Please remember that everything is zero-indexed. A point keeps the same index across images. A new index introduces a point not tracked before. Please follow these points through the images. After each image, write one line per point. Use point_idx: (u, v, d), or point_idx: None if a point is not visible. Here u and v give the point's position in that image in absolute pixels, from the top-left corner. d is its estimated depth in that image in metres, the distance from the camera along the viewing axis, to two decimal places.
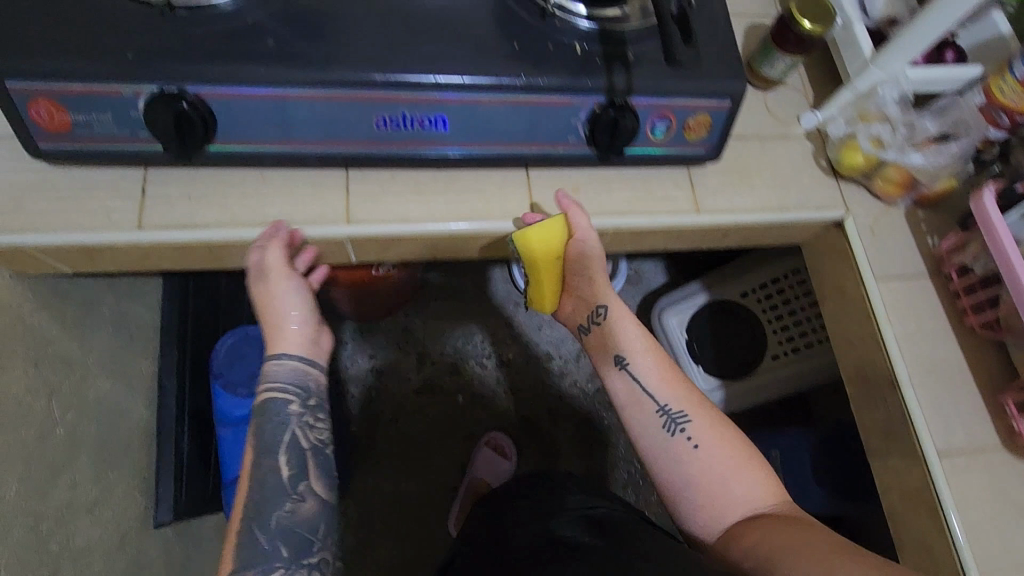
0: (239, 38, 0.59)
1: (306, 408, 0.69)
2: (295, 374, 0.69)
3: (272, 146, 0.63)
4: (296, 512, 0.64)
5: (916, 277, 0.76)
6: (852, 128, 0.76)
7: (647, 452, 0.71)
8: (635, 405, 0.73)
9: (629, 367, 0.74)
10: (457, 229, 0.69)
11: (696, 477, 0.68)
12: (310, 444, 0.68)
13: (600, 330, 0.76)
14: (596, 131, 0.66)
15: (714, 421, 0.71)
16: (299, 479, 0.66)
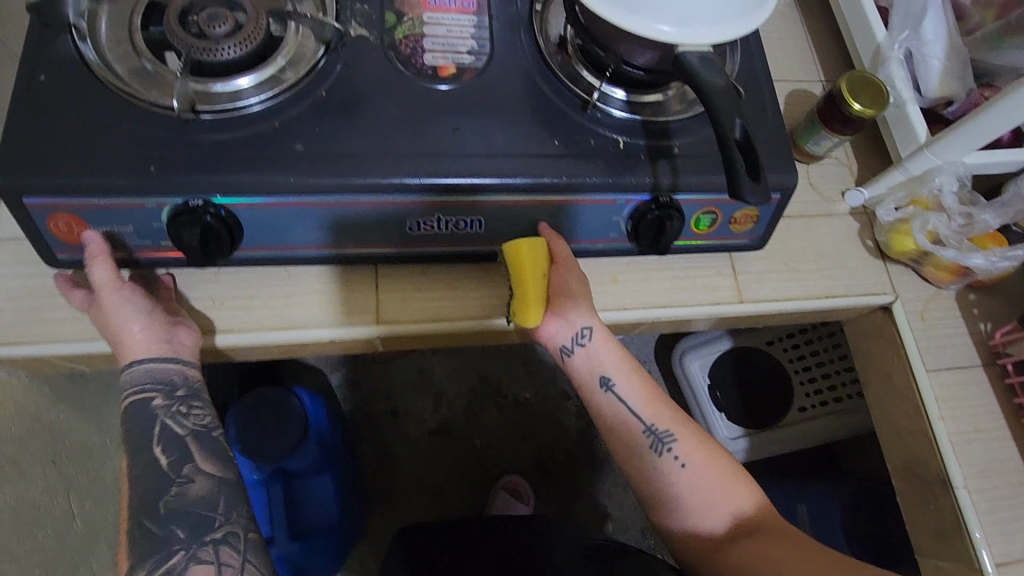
0: (267, 143, 0.56)
1: (174, 399, 0.57)
2: (152, 372, 0.56)
3: (303, 250, 0.61)
4: (183, 495, 0.54)
5: (969, 368, 0.72)
6: (904, 213, 0.72)
7: (635, 472, 0.64)
8: (620, 427, 0.64)
9: (615, 389, 0.63)
10: (491, 326, 0.66)
11: (684, 497, 0.63)
12: (190, 430, 0.57)
13: (585, 356, 0.62)
14: (639, 230, 0.63)
15: (699, 437, 0.64)
16: (182, 461, 0.55)
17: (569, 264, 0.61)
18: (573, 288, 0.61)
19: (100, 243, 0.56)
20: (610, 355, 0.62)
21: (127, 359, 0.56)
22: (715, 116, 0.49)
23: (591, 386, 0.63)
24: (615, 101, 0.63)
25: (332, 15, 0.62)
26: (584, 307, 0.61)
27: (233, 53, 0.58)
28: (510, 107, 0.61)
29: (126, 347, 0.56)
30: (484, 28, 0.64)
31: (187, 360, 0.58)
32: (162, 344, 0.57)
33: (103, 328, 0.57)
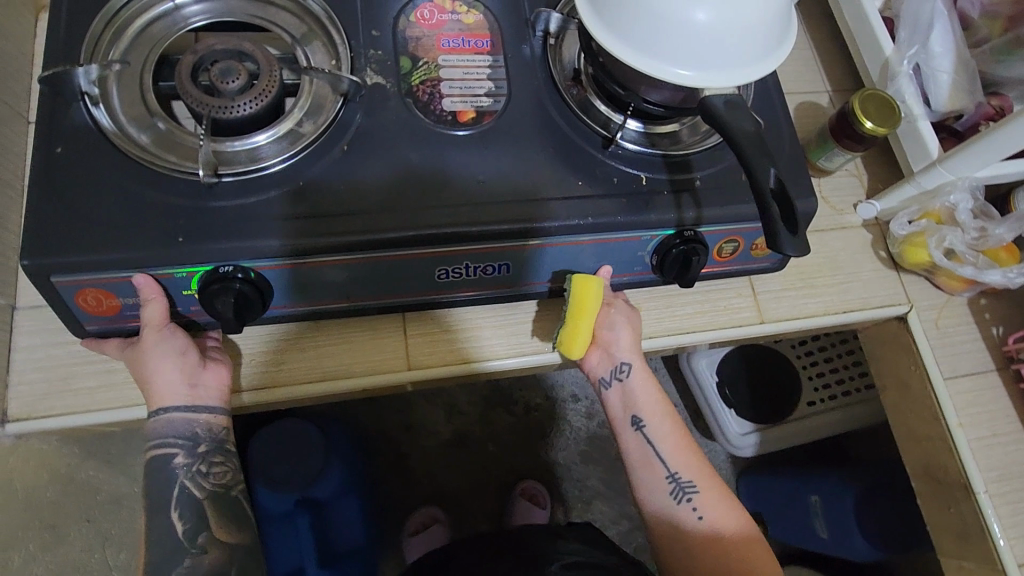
0: (292, 202, 0.55)
1: (196, 456, 0.55)
2: (177, 423, 0.55)
3: (331, 303, 0.61)
4: (197, 566, 0.53)
5: (984, 373, 0.74)
6: (918, 227, 0.73)
7: (651, 517, 0.64)
8: (644, 468, 0.63)
9: (646, 429, 0.63)
10: (503, 365, 0.67)
11: (697, 553, 0.61)
12: (208, 492, 0.55)
13: (621, 391, 0.64)
14: (664, 264, 0.62)
15: (722, 492, 0.63)
16: (198, 531, 0.54)
17: (618, 306, 0.64)
18: (620, 326, 0.64)
19: (152, 285, 0.53)
20: (646, 392, 0.64)
21: (154, 407, 0.55)
22: (748, 165, 0.50)
23: (624, 421, 0.64)
24: (628, 134, 0.63)
25: (347, 64, 0.61)
26: (625, 345, 0.63)
27: (248, 109, 0.56)
28: (532, 149, 0.61)
29: (156, 394, 0.55)
30: (500, 68, 0.64)
31: (212, 411, 0.56)
32: (187, 396, 0.55)
33: (133, 372, 0.56)
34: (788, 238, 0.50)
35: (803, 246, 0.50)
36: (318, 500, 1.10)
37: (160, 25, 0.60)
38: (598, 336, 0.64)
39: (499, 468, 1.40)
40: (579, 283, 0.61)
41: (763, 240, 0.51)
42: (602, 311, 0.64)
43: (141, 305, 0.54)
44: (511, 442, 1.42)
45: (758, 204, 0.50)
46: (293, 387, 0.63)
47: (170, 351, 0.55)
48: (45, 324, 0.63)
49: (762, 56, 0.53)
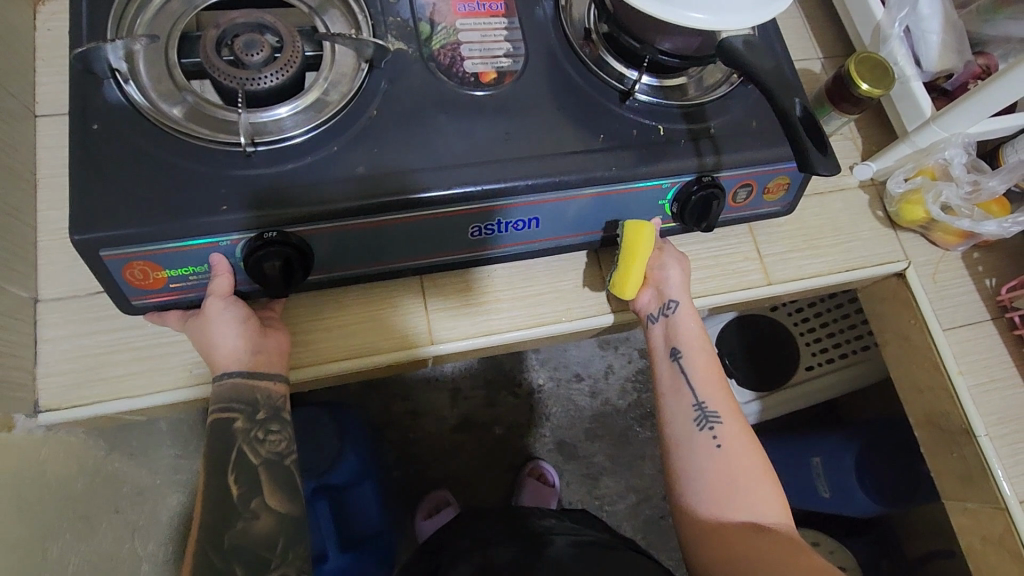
0: (324, 168, 0.56)
1: (254, 423, 0.56)
2: (240, 390, 0.56)
3: (366, 268, 0.62)
4: (246, 531, 0.53)
5: (981, 322, 0.78)
6: (913, 184, 0.76)
7: (670, 439, 0.66)
8: (673, 395, 0.66)
9: (682, 360, 0.67)
10: (511, 338, 0.69)
11: (709, 478, 0.62)
12: (263, 459, 0.56)
13: (665, 326, 0.68)
14: (684, 211, 0.65)
15: (745, 431, 0.64)
16: (252, 495, 0.55)
17: (671, 251, 0.69)
18: (671, 267, 0.68)
19: (224, 262, 0.56)
20: (693, 330, 0.67)
21: (218, 372, 0.56)
22: (774, 98, 0.57)
23: (662, 349, 0.68)
24: (641, 86, 0.65)
25: (368, 31, 0.62)
26: (675, 282, 0.68)
27: (273, 80, 0.57)
28: (553, 110, 0.62)
29: (221, 362, 0.57)
30: (516, 30, 0.65)
31: (274, 379, 0.58)
32: (250, 364, 0.57)
33: (199, 339, 0.57)
34: (818, 161, 0.56)
35: (832, 167, 0.57)
36: (336, 486, 1.11)
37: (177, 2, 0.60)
38: (649, 272, 0.69)
39: (506, 448, 1.42)
40: (630, 227, 0.64)
41: (798, 166, 0.57)
42: (653, 255, 0.69)
43: (212, 278, 0.56)
44: (517, 423, 1.43)
45: (787, 134, 0.56)
46: (324, 365, 0.65)
47: (236, 319, 0.57)
48: (74, 313, 0.63)
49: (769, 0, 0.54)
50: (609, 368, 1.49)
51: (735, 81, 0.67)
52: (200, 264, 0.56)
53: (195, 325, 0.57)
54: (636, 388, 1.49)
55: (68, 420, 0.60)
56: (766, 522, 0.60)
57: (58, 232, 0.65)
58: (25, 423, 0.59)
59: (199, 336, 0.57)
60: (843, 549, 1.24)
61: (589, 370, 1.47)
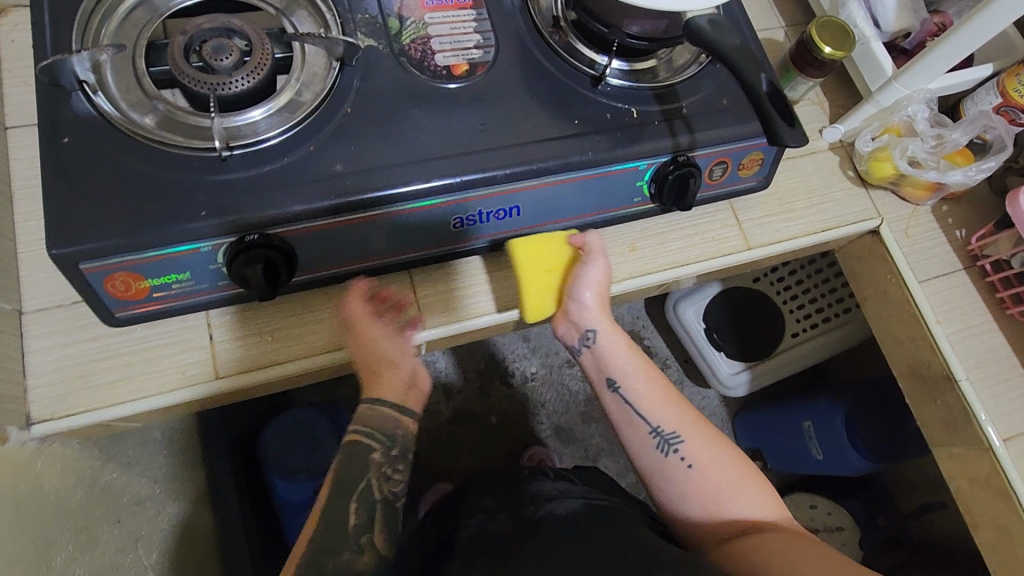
0: (305, 167, 0.57)
1: (388, 458, 0.62)
2: (387, 422, 0.62)
3: (350, 267, 0.63)
4: (353, 563, 0.57)
5: (954, 273, 0.80)
6: (881, 142, 0.78)
7: (643, 472, 0.67)
8: (628, 428, 0.68)
9: (622, 390, 0.68)
10: (484, 321, 0.69)
11: (693, 498, 0.64)
12: (382, 496, 0.61)
13: (593, 356, 0.69)
14: (663, 190, 0.66)
15: (706, 438, 0.67)
16: (364, 529, 0.59)
17: (595, 262, 0.66)
18: (582, 293, 0.66)
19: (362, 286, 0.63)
20: (620, 352, 0.69)
21: (372, 395, 0.62)
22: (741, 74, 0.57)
23: (601, 385, 0.69)
24: (611, 70, 0.66)
25: (337, 28, 0.61)
26: (594, 312, 0.67)
27: (244, 84, 0.58)
28: (527, 97, 0.63)
29: (380, 381, 0.63)
30: (485, 21, 0.65)
31: (410, 419, 0.64)
32: (402, 393, 0.63)
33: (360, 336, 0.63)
34: (788, 133, 0.59)
35: (799, 134, 0.61)
36: None
37: (143, 10, 0.60)
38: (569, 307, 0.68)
39: (505, 437, 1.43)
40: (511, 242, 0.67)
41: (769, 139, 0.60)
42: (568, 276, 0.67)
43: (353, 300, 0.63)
44: (512, 413, 1.45)
45: (759, 109, 0.59)
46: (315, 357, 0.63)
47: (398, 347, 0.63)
48: (59, 323, 0.61)
49: None
50: None
51: (704, 61, 0.68)
52: (182, 272, 0.56)
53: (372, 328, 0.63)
54: None
55: (67, 429, 0.58)
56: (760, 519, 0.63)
57: (36, 242, 0.63)
58: (19, 435, 0.57)
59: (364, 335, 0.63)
60: (839, 509, 1.33)
61: None
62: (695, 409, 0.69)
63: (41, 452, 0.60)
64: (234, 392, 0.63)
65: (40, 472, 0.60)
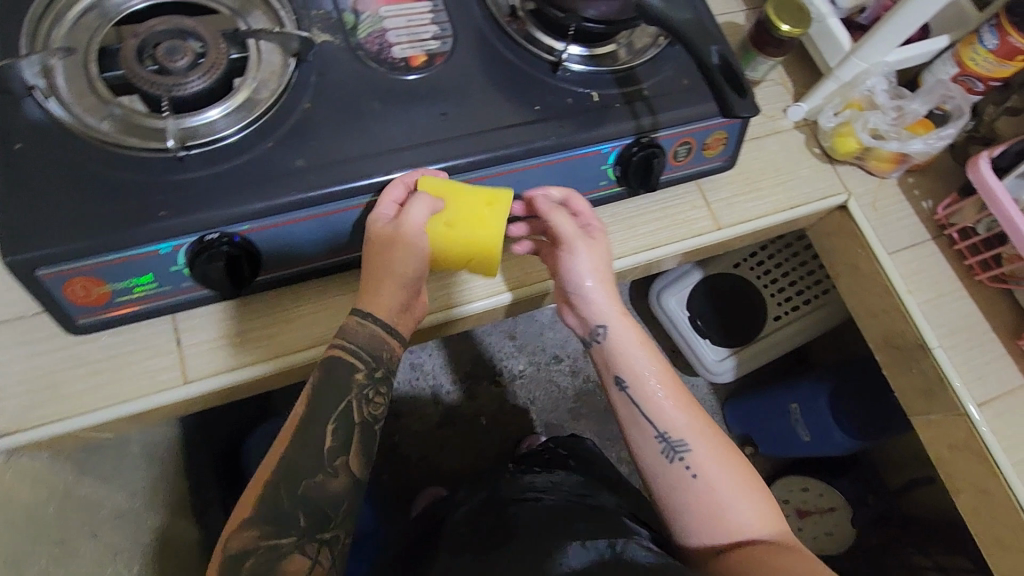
0: (265, 163, 0.56)
1: (371, 379, 0.60)
2: (369, 338, 0.59)
3: (316, 264, 0.62)
4: (324, 486, 0.58)
5: (922, 243, 0.81)
6: (843, 117, 0.79)
7: (647, 475, 0.66)
8: (634, 428, 0.66)
9: (630, 391, 0.66)
10: (475, 307, 0.70)
11: (694, 508, 0.63)
12: (361, 420, 0.60)
13: (603, 351, 0.67)
14: (628, 172, 0.67)
15: (714, 448, 0.65)
16: (339, 452, 0.59)
17: (581, 248, 0.63)
18: (586, 282, 0.64)
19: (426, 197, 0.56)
20: (630, 350, 0.66)
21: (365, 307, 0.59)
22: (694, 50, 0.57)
23: (609, 381, 0.67)
24: (571, 57, 0.66)
25: (292, 25, 0.61)
26: (598, 305, 0.65)
27: (199, 84, 0.57)
28: (488, 86, 0.63)
29: (380, 299, 0.58)
30: (441, 12, 0.65)
31: (397, 343, 0.61)
32: (395, 315, 0.60)
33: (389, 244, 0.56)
34: (739, 104, 0.64)
35: (752, 105, 0.64)
36: None
37: (93, 15, 0.59)
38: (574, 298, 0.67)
39: (495, 435, 1.43)
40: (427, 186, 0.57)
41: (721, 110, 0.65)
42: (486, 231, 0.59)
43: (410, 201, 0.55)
44: (502, 410, 1.44)
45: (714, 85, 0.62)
46: (285, 358, 0.62)
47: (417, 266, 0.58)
48: (22, 335, 0.60)
49: None
50: None
51: (662, 43, 0.69)
52: (143, 275, 0.55)
53: (408, 243, 0.56)
54: None
55: (33, 441, 0.57)
56: (755, 534, 0.62)
57: None
58: None
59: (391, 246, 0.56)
60: (831, 490, 1.33)
61: (567, 349, 1.49)
62: (705, 412, 0.67)
63: (8, 467, 0.59)
64: (205, 397, 0.62)
65: (9, 487, 0.59)
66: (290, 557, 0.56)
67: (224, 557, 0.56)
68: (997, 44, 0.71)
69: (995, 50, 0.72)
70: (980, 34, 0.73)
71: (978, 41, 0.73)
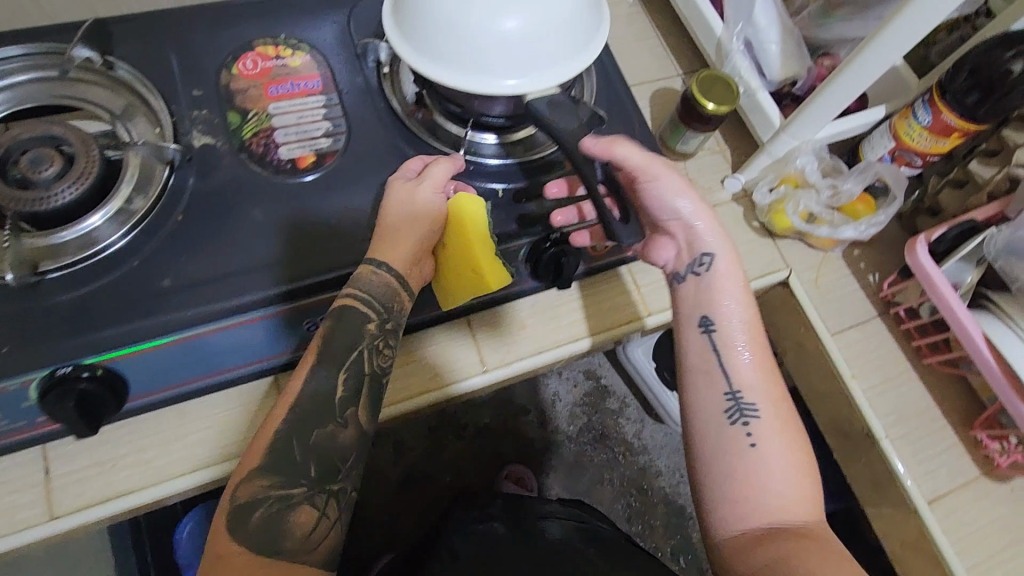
0: (131, 287, 0.53)
1: (382, 331, 0.56)
2: (374, 289, 0.55)
3: (200, 381, 0.59)
4: (334, 438, 0.53)
5: (868, 322, 0.77)
6: (778, 193, 0.75)
7: (695, 426, 0.61)
8: (704, 376, 0.61)
9: (714, 334, 0.61)
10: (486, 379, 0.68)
11: (738, 473, 0.57)
12: (371, 371, 0.56)
13: (695, 286, 0.62)
14: (538, 268, 0.62)
15: (783, 423, 0.59)
16: (352, 401, 0.55)
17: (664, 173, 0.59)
18: (704, 218, 0.61)
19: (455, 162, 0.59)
20: (727, 293, 0.62)
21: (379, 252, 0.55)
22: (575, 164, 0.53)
23: (691, 320, 0.62)
24: (486, 148, 0.63)
25: (170, 129, 0.58)
26: (709, 234, 0.61)
27: (69, 194, 0.53)
28: (385, 186, 0.60)
29: (397, 243, 0.55)
30: (336, 106, 0.62)
31: (409, 294, 0.58)
32: (409, 265, 0.57)
33: (403, 198, 0.56)
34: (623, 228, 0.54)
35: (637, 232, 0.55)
36: None
37: None
38: (666, 224, 0.63)
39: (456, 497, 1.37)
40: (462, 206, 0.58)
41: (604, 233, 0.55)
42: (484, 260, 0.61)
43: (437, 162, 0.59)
44: (464, 470, 1.39)
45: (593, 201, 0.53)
46: (168, 483, 0.58)
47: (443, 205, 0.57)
48: None
49: (566, 58, 0.53)
50: (554, 397, 1.46)
51: None
52: None
53: (420, 209, 0.56)
54: (584, 412, 1.46)
55: None
56: (796, 517, 0.55)
57: None
58: None
59: (410, 200, 0.56)
60: None
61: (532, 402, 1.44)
62: (785, 389, 0.62)
63: None
64: (78, 530, 0.57)
65: None
66: (299, 508, 0.51)
67: (228, 509, 0.50)
68: (931, 120, 0.66)
69: (930, 126, 0.67)
70: (914, 108, 0.68)
71: (913, 115, 0.68)
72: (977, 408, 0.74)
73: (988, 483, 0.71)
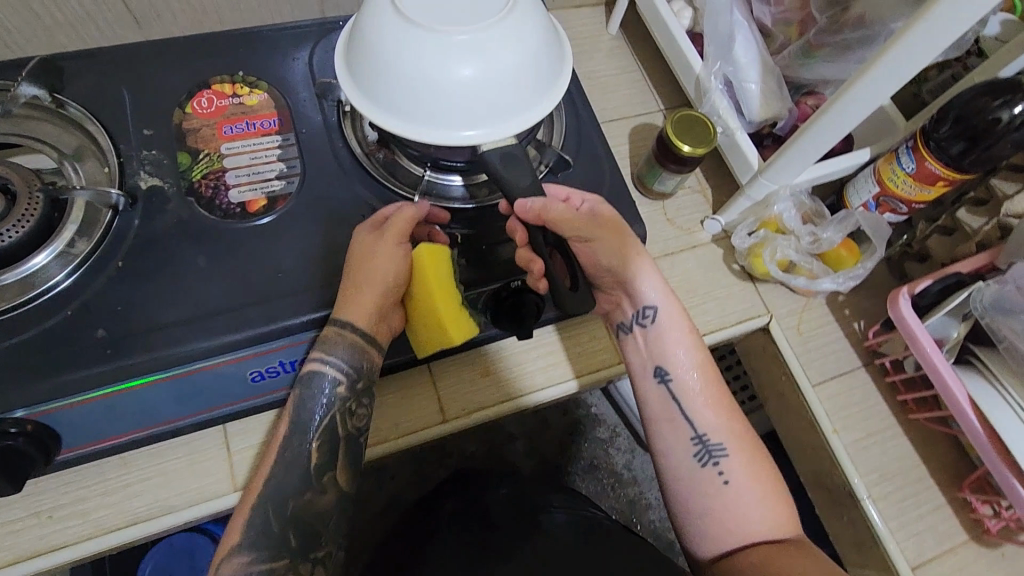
0: (62, 340, 0.50)
1: (353, 393, 0.54)
2: (339, 352, 0.52)
3: (135, 434, 0.56)
4: (314, 504, 0.52)
5: (851, 373, 0.73)
6: (757, 237, 0.72)
7: (665, 474, 0.58)
8: (666, 425, 0.58)
9: (671, 382, 0.58)
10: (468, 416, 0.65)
11: (715, 513, 0.54)
12: (347, 433, 0.54)
13: (645, 338, 0.59)
14: (499, 315, 0.60)
15: (752, 456, 0.56)
16: (328, 465, 0.52)
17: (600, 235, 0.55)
18: (646, 275, 0.57)
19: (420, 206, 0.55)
20: (676, 340, 0.59)
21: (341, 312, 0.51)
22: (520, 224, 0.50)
23: (644, 372, 0.59)
24: (454, 190, 0.61)
25: (116, 171, 0.56)
26: (647, 284, 0.58)
27: (11, 235, 0.51)
28: (336, 232, 0.57)
29: (359, 301, 0.51)
30: (291, 147, 0.60)
31: (378, 349, 0.54)
32: (376, 322, 0.53)
33: (361, 261, 0.52)
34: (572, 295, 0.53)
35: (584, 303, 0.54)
36: None
37: None
38: (602, 280, 0.59)
39: None
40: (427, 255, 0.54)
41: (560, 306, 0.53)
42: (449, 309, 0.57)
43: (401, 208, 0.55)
44: None
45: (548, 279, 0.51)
46: (101, 537, 0.55)
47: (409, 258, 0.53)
48: None
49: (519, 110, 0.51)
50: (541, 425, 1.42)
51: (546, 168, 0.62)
52: None
53: (382, 266, 0.52)
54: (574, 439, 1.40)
55: None
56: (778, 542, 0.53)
57: None
58: None
59: (369, 260, 0.52)
60: None
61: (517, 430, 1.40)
62: (749, 424, 0.58)
63: None
64: None
65: None
66: None
67: None
68: (915, 167, 0.64)
69: (914, 173, 0.64)
70: (898, 154, 0.65)
71: (897, 162, 0.65)
72: (966, 468, 0.70)
73: (978, 548, 0.67)
